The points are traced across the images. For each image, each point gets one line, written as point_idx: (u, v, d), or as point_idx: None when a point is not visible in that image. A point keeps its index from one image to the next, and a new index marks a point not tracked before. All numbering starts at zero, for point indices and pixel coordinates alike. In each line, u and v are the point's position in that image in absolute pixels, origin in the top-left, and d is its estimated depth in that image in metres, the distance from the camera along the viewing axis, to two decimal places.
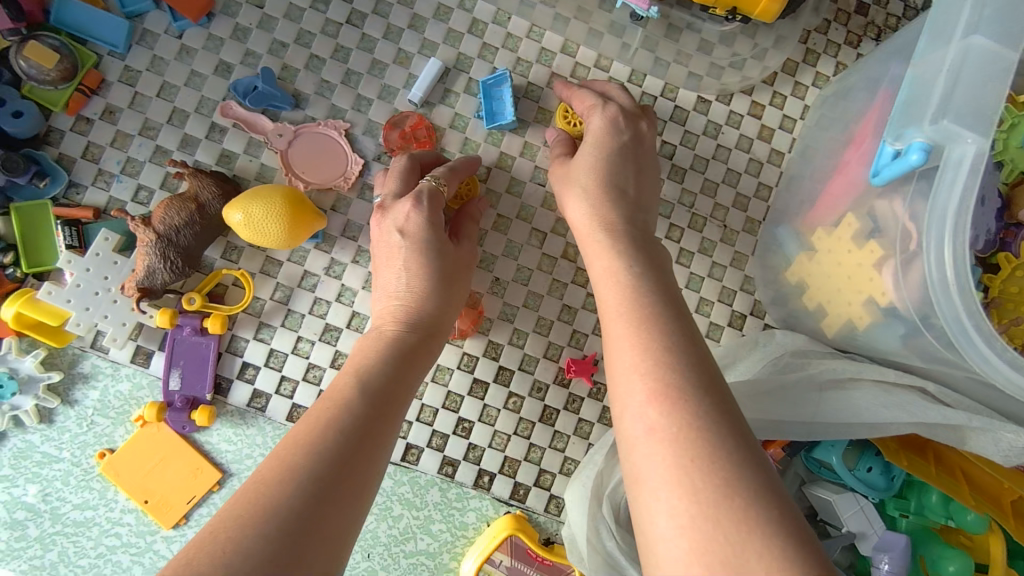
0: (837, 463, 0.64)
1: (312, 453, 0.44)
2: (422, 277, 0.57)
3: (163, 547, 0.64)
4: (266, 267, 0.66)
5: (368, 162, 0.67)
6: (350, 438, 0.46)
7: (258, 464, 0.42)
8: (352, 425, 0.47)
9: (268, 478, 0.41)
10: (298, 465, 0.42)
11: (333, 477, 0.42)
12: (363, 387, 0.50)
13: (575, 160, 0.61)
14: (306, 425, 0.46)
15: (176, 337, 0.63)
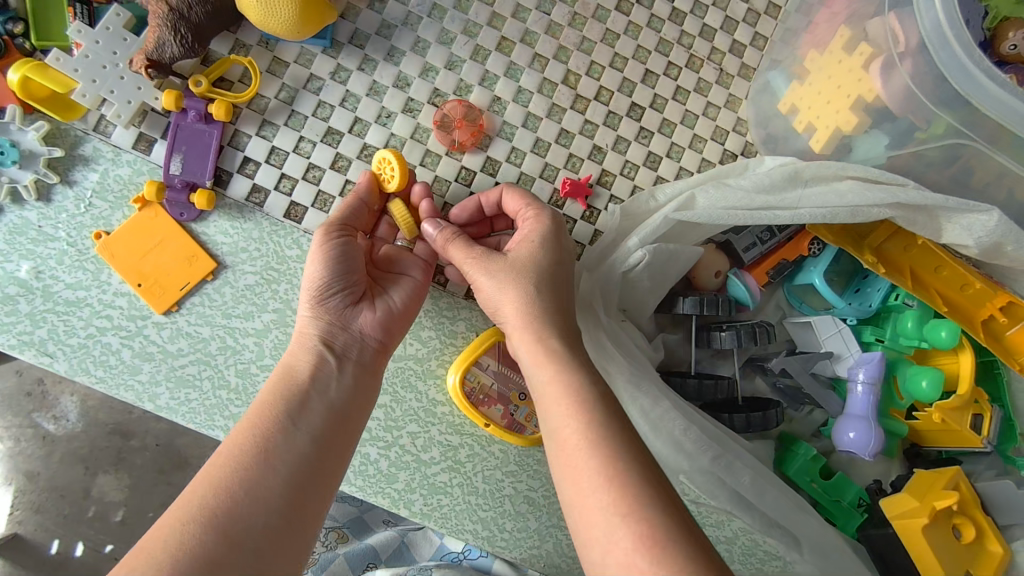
0: (819, 284, 0.66)
1: (227, 474, 0.49)
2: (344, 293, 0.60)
3: (153, 333, 0.65)
4: (273, 68, 0.67)
5: None
6: (282, 465, 0.50)
7: (197, 485, 0.48)
8: (268, 447, 0.51)
9: (203, 503, 0.47)
10: (223, 490, 0.48)
11: (240, 492, 0.48)
12: (277, 412, 0.53)
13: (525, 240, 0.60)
14: (231, 449, 0.51)
15: (180, 123, 0.64)
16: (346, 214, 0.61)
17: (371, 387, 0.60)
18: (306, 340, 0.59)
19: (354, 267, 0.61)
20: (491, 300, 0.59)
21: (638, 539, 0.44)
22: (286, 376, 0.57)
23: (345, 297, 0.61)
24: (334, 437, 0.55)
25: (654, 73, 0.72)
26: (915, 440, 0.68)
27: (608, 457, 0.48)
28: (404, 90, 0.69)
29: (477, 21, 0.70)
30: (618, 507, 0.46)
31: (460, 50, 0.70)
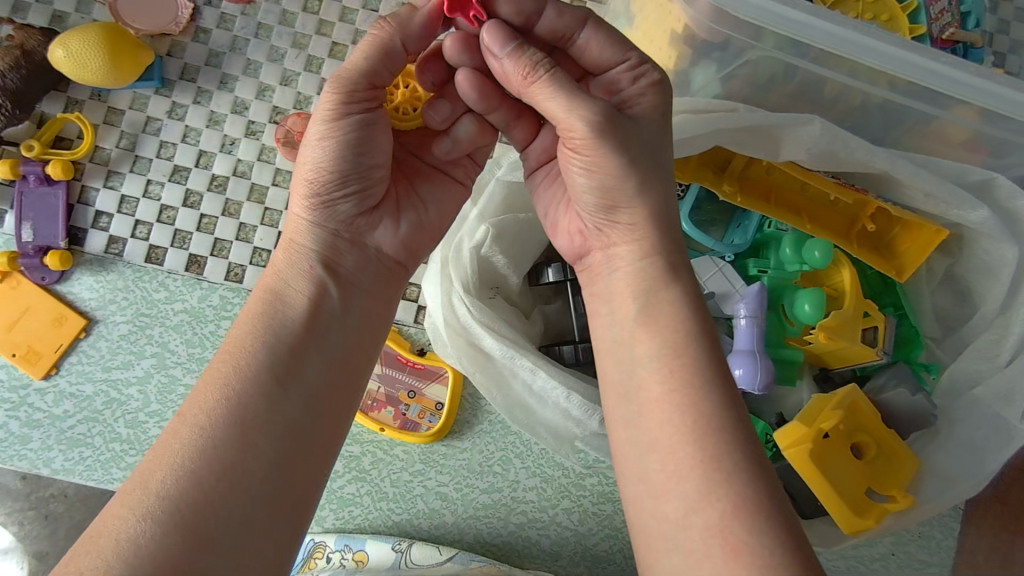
0: (687, 228, 0.64)
1: (198, 446, 0.42)
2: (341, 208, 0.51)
3: (37, 400, 0.65)
4: (109, 118, 0.67)
5: (198, 7, 0.69)
6: (264, 435, 0.43)
7: (163, 456, 0.42)
8: (245, 412, 0.43)
9: (165, 484, 0.40)
10: (195, 471, 0.41)
11: (213, 475, 0.41)
12: (262, 361, 0.45)
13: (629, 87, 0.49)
14: (205, 408, 0.43)
15: (24, 190, 0.65)
16: (367, 71, 0.49)
17: (382, 315, 0.53)
18: (302, 261, 0.50)
19: (367, 169, 0.51)
20: (598, 199, 0.50)
21: (731, 512, 0.40)
22: (277, 310, 0.48)
23: (356, 202, 0.52)
24: (335, 383, 0.48)
25: None
26: (823, 364, 0.66)
27: (704, 422, 0.43)
28: (243, 114, 0.69)
29: (305, 32, 0.70)
30: (715, 473, 0.41)
31: (293, 64, 0.69)
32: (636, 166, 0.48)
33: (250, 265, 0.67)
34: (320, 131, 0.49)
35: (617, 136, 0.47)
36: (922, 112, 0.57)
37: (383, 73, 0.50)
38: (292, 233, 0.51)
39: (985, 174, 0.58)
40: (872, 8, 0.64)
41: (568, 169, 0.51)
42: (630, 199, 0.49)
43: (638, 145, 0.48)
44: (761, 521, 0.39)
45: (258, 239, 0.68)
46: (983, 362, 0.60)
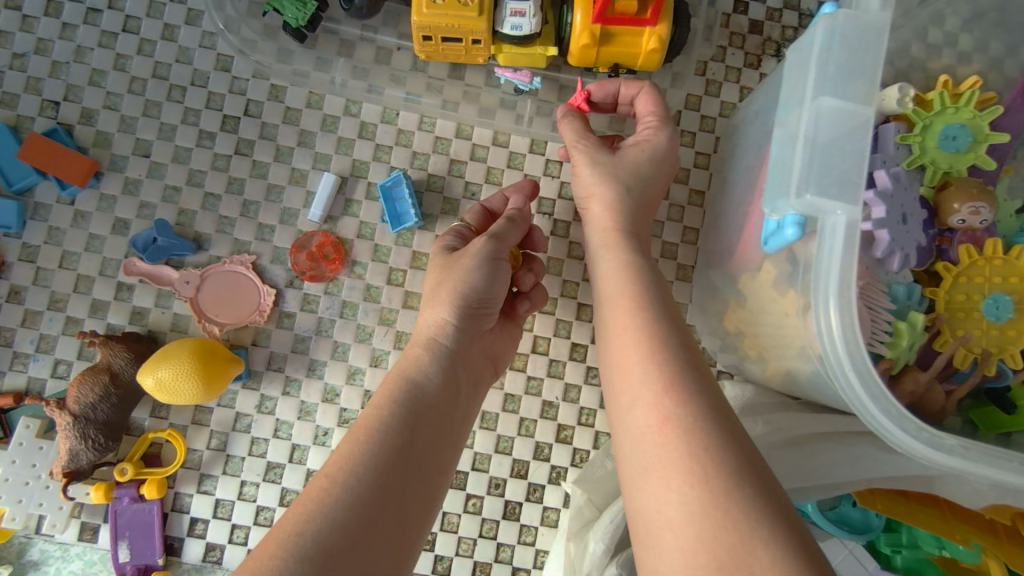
0: (813, 511, 0.60)
1: (344, 490, 0.45)
2: (467, 308, 0.58)
3: None
4: (198, 417, 0.65)
5: (280, 290, 0.66)
6: (400, 495, 0.47)
7: (312, 501, 0.45)
8: (388, 470, 0.48)
9: (313, 522, 0.43)
10: (342, 514, 0.44)
11: (359, 519, 0.44)
12: (401, 423, 0.51)
13: (642, 143, 0.61)
14: (351, 461, 0.47)
15: (118, 509, 0.62)
16: (500, 229, 0.60)
17: (475, 401, 0.59)
18: (436, 352, 0.57)
19: (500, 285, 0.59)
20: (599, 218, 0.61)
21: (698, 485, 0.42)
22: (410, 386, 0.54)
23: (481, 312, 0.59)
24: (441, 459, 0.53)
25: (586, 304, 0.68)
26: None
27: (670, 382, 0.48)
28: (335, 402, 0.66)
29: (391, 306, 0.67)
30: (664, 436, 0.45)
31: (382, 342, 0.67)
32: (612, 180, 0.60)
33: None
34: (484, 258, 0.59)
35: (611, 164, 0.60)
36: None
37: (513, 236, 0.61)
38: (430, 332, 0.58)
39: None
40: (998, 271, 0.59)
41: (591, 210, 0.62)
42: (598, 207, 0.61)
43: (613, 164, 0.60)
44: (723, 502, 0.41)
45: None
46: None
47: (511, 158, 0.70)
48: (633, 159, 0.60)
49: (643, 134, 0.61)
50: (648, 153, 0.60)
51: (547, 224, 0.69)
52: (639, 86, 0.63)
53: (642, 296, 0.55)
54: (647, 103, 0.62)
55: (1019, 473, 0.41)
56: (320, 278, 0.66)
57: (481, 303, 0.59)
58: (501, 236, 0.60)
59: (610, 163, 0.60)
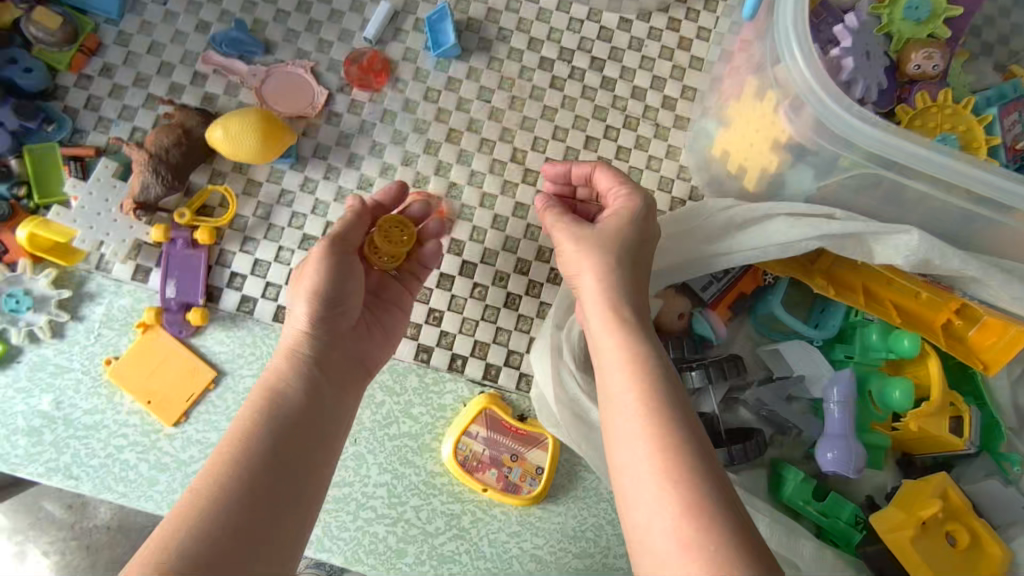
0: (779, 309, 0.70)
1: (190, 529, 0.51)
2: (326, 293, 0.63)
3: (166, 445, 0.70)
4: (248, 189, 0.74)
5: (332, 93, 0.77)
6: (251, 505, 0.54)
7: (174, 524, 0.51)
8: (239, 505, 0.53)
9: (175, 549, 0.49)
10: (196, 549, 0.50)
11: (218, 534, 0.51)
12: (259, 450, 0.56)
13: (612, 215, 0.63)
14: (209, 489, 0.53)
15: (170, 251, 0.71)
16: (344, 233, 0.65)
17: (350, 393, 0.65)
18: (297, 364, 0.62)
19: (352, 291, 0.65)
20: (571, 260, 0.62)
21: (685, 510, 0.49)
22: (270, 393, 0.60)
23: (343, 317, 0.65)
24: (315, 462, 0.59)
25: (593, 138, 0.79)
26: (904, 450, 0.70)
27: (661, 425, 0.53)
28: (368, 190, 0.75)
29: (425, 118, 0.77)
30: (666, 484, 0.51)
31: (414, 147, 0.77)
32: (591, 248, 0.61)
33: None
34: (325, 258, 0.63)
35: (598, 241, 0.61)
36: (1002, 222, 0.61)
37: (355, 236, 0.66)
38: (288, 341, 0.63)
39: None
40: (949, 120, 0.70)
41: (558, 241, 0.64)
42: (588, 275, 0.61)
43: (598, 239, 0.61)
44: (708, 521, 0.49)
45: None
46: None
47: (541, 13, 0.80)
48: (606, 226, 0.62)
49: (616, 199, 0.64)
50: (628, 221, 0.62)
51: (565, 70, 0.80)
52: (592, 164, 0.69)
53: (620, 302, 0.59)
54: (605, 181, 0.67)
55: (940, 158, 0.56)
56: (367, 87, 0.77)
57: (334, 298, 0.64)
58: (346, 236, 0.65)
59: (565, 213, 0.65)
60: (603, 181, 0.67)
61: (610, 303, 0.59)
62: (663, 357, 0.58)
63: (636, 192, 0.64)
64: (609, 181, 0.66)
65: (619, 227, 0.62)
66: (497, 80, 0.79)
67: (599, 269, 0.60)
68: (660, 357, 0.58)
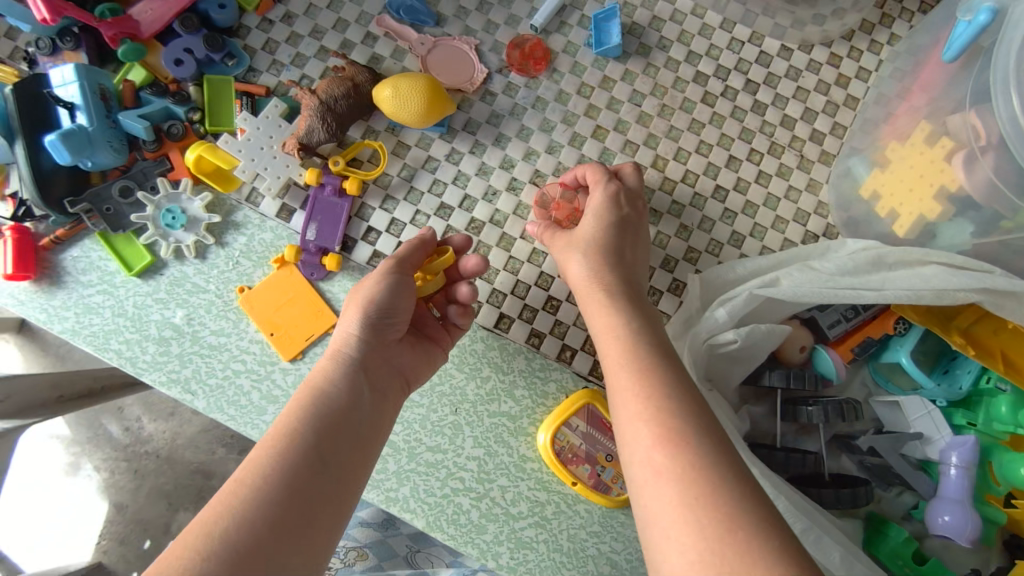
0: (907, 362, 0.68)
1: (238, 511, 0.51)
2: (378, 304, 0.64)
3: (279, 378, 0.72)
4: (397, 150, 0.77)
5: (491, 73, 0.79)
6: (300, 493, 0.53)
7: (219, 509, 0.51)
8: (285, 491, 0.53)
9: (221, 532, 0.49)
10: (243, 533, 0.49)
11: (262, 524, 0.50)
12: (302, 441, 0.56)
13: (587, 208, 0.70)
14: (257, 476, 0.53)
15: (318, 195, 0.74)
16: (405, 258, 0.66)
17: (396, 398, 0.65)
18: (343, 364, 0.63)
19: (401, 308, 0.66)
20: (568, 261, 0.68)
21: (664, 445, 0.52)
22: (315, 393, 0.60)
23: (391, 329, 0.66)
24: (353, 475, 0.58)
25: (736, 158, 0.79)
26: (1017, 531, 0.66)
27: (649, 386, 0.56)
28: (509, 170, 0.77)
29: (575, 111, 0.79)
30: (651, 431, 0.53)
31: (560, 137, 0.78)
32: (579, 249, 0.67)
33: (486, 302, 0.75)
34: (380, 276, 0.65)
35: (553, 236, 0.70)
36: None
37: (415, 258, 0.67)
38: (336, 344, 0.64)
39: None
40: None
41: (540, 236, 0.71)
42: (578, 263, 0.67)
43: (574, 240, 0.68)
44: (690, 450, 0.51)
45: (498, 281, 0.75)
46: None
47: (704, 28, 0.81)
48: (583, 225, 0.69)
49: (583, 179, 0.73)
50: (599, 215, 0.68)
51: (719, 87, 0.80)
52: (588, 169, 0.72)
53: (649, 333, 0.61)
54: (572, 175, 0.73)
55: None
56: (525, 73, 0.79)
57: (385, 311, 0.65)
58: (405, 260, 0.66)
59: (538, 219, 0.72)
60: (582, 174, 0.73)
61: (619, 308, 0.63)
62: (650, 331, 0.61)
63: (609, 183, 0.70)
64: (576, 176, 0.74)
65: (599, 222, 0.68)
66: (650, 86, 0.80)
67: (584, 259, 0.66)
68: (657, 339, 0.61)
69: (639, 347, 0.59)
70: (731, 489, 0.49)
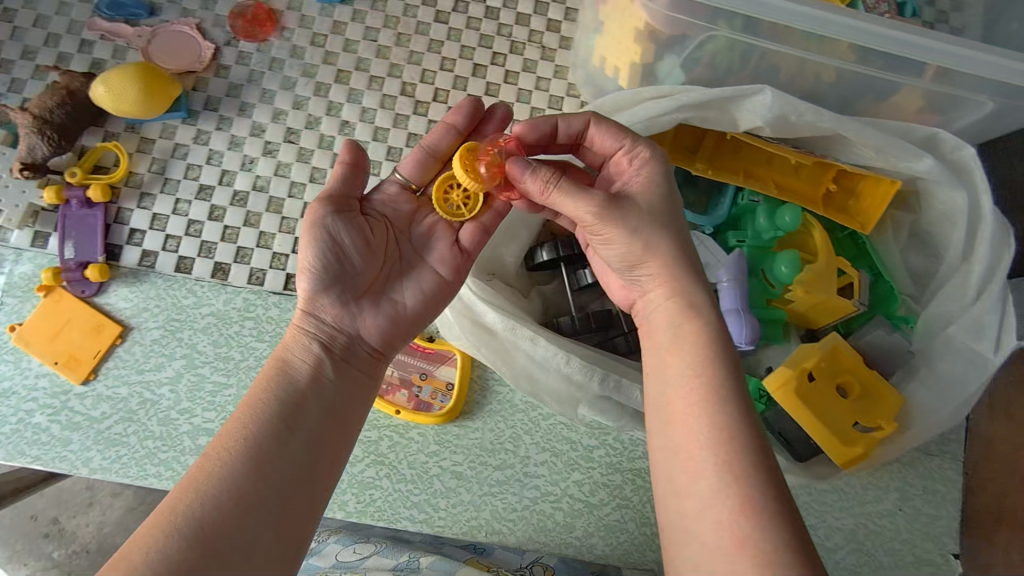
0: None
1: (199, 496, 0.46)
2: (336, 250, 0.57)
3: (76, 404, 0.70)
4: (142, 147, 0.75)
5: (219, 46, 0.78)
6: (267, 469, 0.48)
7: (176, 498, 0.46)
8: (248, 468, 0.48)
9: (183, 519, 0.44)
10: (202, 511, 0.45)
11: (227, 502, 0.46)
12: (266, 415, 0.51)
13: (623, 163, 0.58)
14: (217, 457, 0.48)
15: (68, 212, 0.72)
16: (340, 193, 0.59)
17: (372, 363, 0.60)
18: (303, 335, 0.57)
19: (359, 254, 0.58)
20: (625, 254, 0.56)
21: (740, 508, 0.44)
22: (277, 365, 0.55)
23: (359, 283, 0.59)
24: (328, 443, 0.53)
25: (480, 66, 0.79)
26: (806, 324, 0.71)
27: (723, 430, 0.47)
28: (261, 136, 0.76)
29: (313, 62, 0.78)
30: (727, 480, 0.45)
31: (304, 91, 0.78)
32: (649, 227, 0.55)
33: (271, 268, 0.74)
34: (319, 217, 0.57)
35: (621, 213, 0.55)
36: (874, 78, 0.65)
37: (353, 184, 0.60)
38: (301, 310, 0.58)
39: (929, 131, 0.61)
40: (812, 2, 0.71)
41: (559, 203, 0.55)
42: (658, 252, 0.55)
43: (637, 212, 0.55)
44: (757, 510, 0.44)
45: (277, 245, 0.74)
46: (955, 303, 0.62)
47: None
48: (636, 198, 0.56)
49: (600, 136, 0.60)
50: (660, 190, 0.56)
51: (449, 3, 0.80)
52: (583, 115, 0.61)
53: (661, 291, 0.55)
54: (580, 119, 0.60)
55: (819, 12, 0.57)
56: (253, 38, 0.78)
57: (354, 259, 0.58)
58: (334, 191, 0.59)
59: (559, 184, 0.54)
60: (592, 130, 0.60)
61: (707, 328, 0.52)
62: (742, 385, 0.50)
63: (627, 147, 0.58)
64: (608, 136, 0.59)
65: (657, 191, 0.56)
66: (382, 19, 0.80)
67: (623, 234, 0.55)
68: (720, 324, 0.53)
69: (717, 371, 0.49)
70: (797, 567, 0.42)
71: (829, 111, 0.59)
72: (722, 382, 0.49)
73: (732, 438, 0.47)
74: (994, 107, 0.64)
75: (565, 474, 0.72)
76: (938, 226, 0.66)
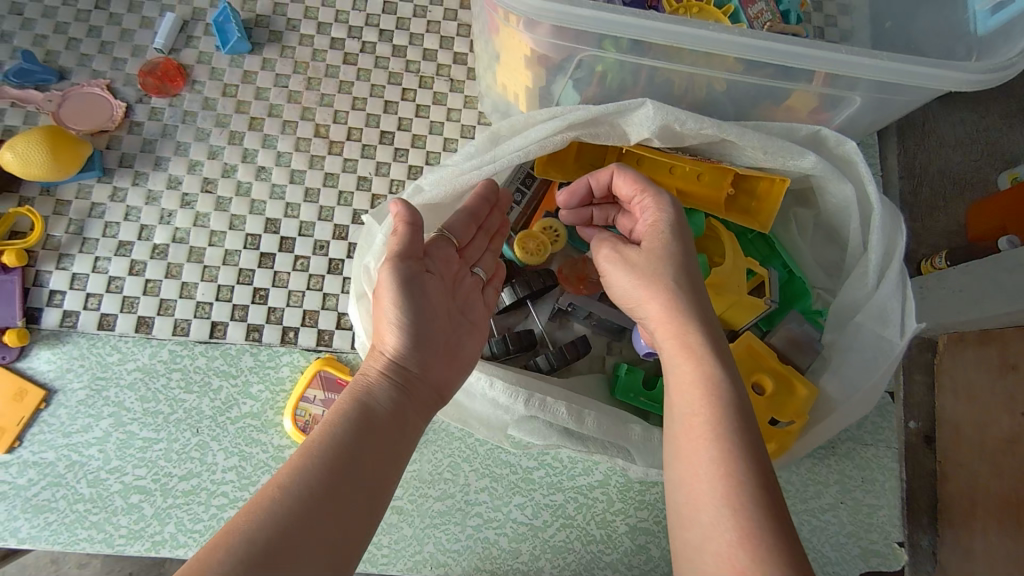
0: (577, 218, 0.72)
1: (269, 516, 0.43)
2: (408, 293, 0.56)
3: (2, 472, 0.69)
4: (57, 209, 0.75)
5: (130, 105, 0.79)
6: (337, 501, 0.46)
7: (245, 516, 0.43)
8: (319, 495, 0.45)
9: (251, 539, 0.41)
10: (269, 533, 0.42)
11: (294, 527, 0.43)
12: (339, 446, 0.48)
13: (648, 211, 0.61)
14: (287, 481, 0.45)
15: None
16: (408, 246, 0.57)
17: (431, 412, 0.58)
18: (380, 376, 0.55)
19: (427, 302, 0.58)
20: (630, 295, 0.60)
21: (739, 540, 0.42)
22: (350, 401, 0.53)
23: (428, 330, 0.58)
24: (390, 486, 0.50)
25: (391, 102, 0.81)
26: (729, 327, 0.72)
27: (722, 464, 0.45)
28: (177, 188, 0.77)
29: (225, 113, 0.79)
30: (724, 511, 0.43)
31: (218, 140, 0.79)
32: (659, 272, 0.57)
33: (195, 318, 0.74)
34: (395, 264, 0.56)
35: (634, 262, 0.59)
36: (759, 85, 0.66)
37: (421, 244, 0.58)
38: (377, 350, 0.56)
39: (811, 129, 0.64)
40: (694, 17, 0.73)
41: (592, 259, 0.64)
42: (659, 293, 0.57)
43: (646, 261, 0.58)
44: (758, 541, 0.41)
45: (200, 294, 0.74)
46: (859, 291, 0.64)
47: None
48: (647, 245, 0.59)
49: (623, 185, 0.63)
50: (666, 235, 0.59)
51: (356, 46, 0.82)
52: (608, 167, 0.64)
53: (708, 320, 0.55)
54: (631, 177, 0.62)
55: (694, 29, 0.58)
56: (164, 93, 0.79)
57: (422, 304, 0.57)
58: (410, 246, 0.57)
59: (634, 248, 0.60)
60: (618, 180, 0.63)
61: (707, 368, 0.51)
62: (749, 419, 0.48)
63: (660, 196, 0.60)
64: (626, 184, 0.62)
65: (666, 238, 0.59)
66: (291, 65, 0.81)
67: (628, 276, 0.59)
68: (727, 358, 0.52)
69: (721, 408, 0.48)
70: None
71: (707, 117, 0.62)
72: (720, 417, 0.48)
73: (733, 468, 0.45)
74: (860, 101, 0.67)
75: (509, 497, 0.70)
76: (835, 218, 0.68)
